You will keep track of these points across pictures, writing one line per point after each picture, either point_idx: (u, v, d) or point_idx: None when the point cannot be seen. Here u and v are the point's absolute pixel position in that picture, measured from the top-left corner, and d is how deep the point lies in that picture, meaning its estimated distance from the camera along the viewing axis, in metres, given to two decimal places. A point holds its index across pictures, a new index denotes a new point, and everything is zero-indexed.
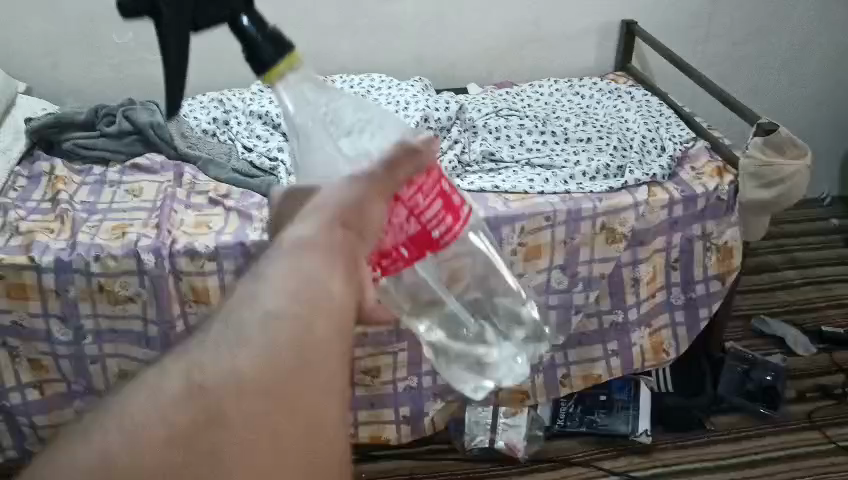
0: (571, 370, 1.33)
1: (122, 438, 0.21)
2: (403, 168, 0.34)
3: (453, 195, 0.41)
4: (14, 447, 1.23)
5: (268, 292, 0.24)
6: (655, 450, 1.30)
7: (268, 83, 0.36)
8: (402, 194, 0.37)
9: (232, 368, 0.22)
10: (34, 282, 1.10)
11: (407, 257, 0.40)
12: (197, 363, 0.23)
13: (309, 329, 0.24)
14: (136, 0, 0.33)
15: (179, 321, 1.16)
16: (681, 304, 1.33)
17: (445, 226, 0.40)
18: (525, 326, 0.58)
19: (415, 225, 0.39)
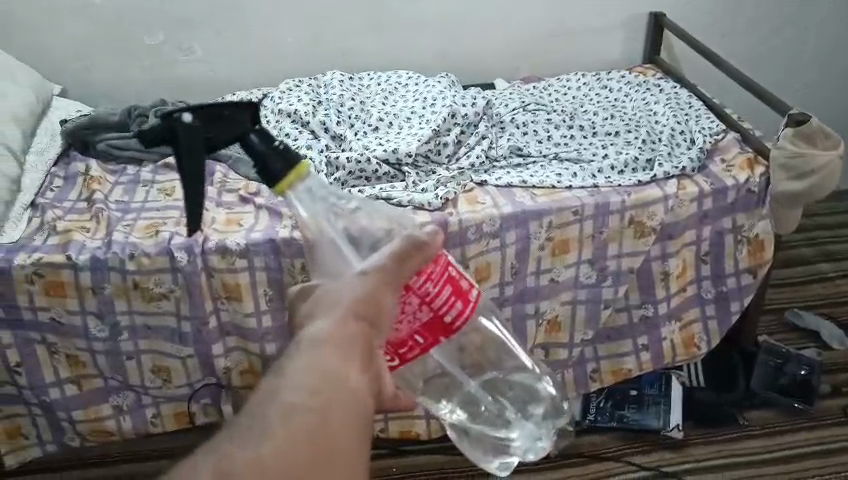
0: (601, 364, 1.32)
1: None
2: (413, 260, 0.45)
3: (461, 282, 0.52)
4: (54, 441, 1.27)
5: (289, 391, 0.35)
6: (688, 445, 1.29)
7: (282, 191, 0.49)
8: (413, 286, 0.49)
9: (260, 455, 0.32)
10: (70, 280, 1.13)
11: (423, 342, 0.51)
12: (236, 452, 0.33)
13: (324, 417, 0.34)
14: (153, 132, 0.47)
15: (212, 317, 1.19)
16: (712, 298, 1.32)
17: (457, 310, 0.51)
18: (538, 400, 0.73)
19: (429, 313, 0.50)
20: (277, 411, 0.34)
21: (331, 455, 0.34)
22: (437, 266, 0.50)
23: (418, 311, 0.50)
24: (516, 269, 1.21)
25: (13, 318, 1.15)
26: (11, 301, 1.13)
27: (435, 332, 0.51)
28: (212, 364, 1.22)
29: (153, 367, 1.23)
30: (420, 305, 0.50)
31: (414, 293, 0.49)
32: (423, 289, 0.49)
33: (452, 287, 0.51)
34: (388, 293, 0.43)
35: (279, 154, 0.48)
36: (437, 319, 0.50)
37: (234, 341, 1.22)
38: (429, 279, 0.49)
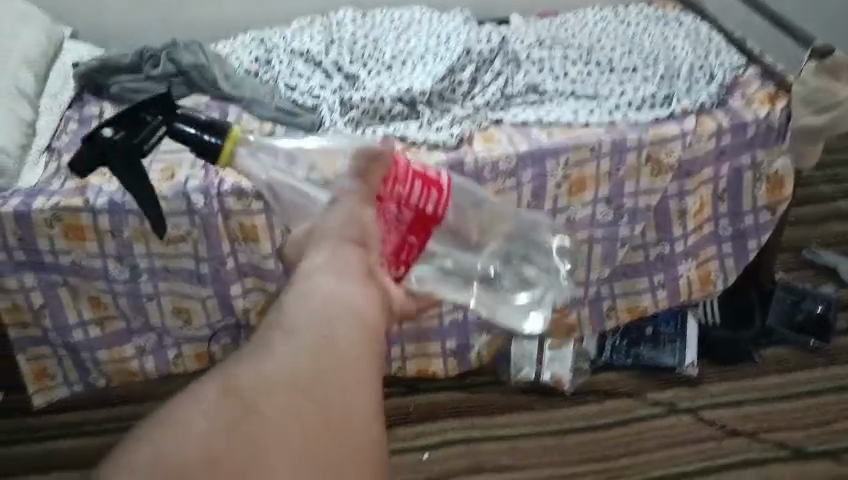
0: (617, 302, 1.33)
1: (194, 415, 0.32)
2: (375, 174, 0.59)
3: (426, 177, 0.66)
4: (80, 381, 1.29)
5: (291, 314, 0.38)
6: (703, 382, 1.30)
7: (227, 161, 0.58)
8: (391, 193, 0.62)
9: (274, 366, 0.34)
10: (89, 223, 1.14)
11: (419, 236, 0.66)
12: (248, 367, 0.34)
13: (331, 328, 0.37)
14: (93, 158, 0.59)
15: (229, 258, 1.20)
16: (729, 236, 1.31)
17: (431, 199, 0.66)
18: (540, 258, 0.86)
19: (412, 210, 0.65)
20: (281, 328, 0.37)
21: (344, 353, 0.36)
22: (399, 172, 0.63)
23: (402, 212, 0.63)
24: (532, 208, 1.21)
25: (35, 261, 1.17)
26: (33, 245, 1.15)
27: (423, 227, 0.65)
28: (231, 304, 1.24)
29: (173, 308, 1.25)
30: (400, 207, 0.63)
31: (389, 201, 0.62)
32: (398, 192, 0.62)
33: (420, 181, 0.65)
34: (362, 212, 0.52)
35: (209, 130, 0.57)
36: (421, 212, 0.65)
37: (252, 282, 1.24)
38: (397, 184, 0.62)
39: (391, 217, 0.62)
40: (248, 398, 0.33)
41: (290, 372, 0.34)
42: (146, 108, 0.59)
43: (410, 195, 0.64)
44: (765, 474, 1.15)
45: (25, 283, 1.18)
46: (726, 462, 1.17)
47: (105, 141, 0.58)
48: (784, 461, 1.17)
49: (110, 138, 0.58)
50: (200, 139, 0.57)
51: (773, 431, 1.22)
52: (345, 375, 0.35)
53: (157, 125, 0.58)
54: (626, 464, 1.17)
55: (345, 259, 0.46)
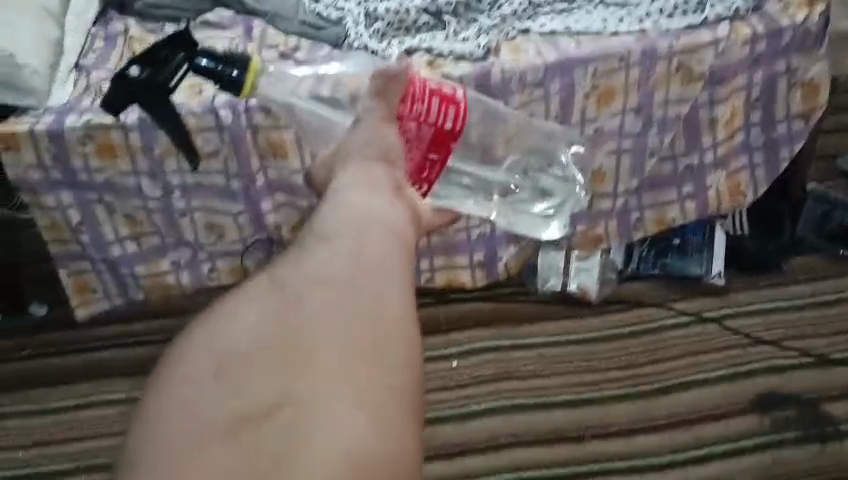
0: (645, 214, 1.32)
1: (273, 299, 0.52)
2: (395, 88, 0.74)
3: (445, 95, 0.77)
4: (121, 295, 1.34)
5: (339, 248, 0.55)
6: (730, 291, 1.32)
7: (247, 90, 0.73)
8: (409, 112, 0.74)
9: (326, 266, 0.54)
10: (121, 141, 1.16)
11: (440, 153, 0.78)
12: (301, 282, 0.53)
13: (363, 274, 0.53)
14: None
15: (259, 174, 1.22)
16: (760, 146, 1.30)
17: (451, 117, 0.77)
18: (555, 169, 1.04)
19: (432, 129, 0.76)
20: (329, 270, 0.53)
21: (369, 307, 0.51)
22: (416, 90, 0.75)
23: (422, 129, 0.76)
24: (559, 120, 1.20)
25: (71, 179, 1.19)
26: (68, 164, 1.17)
27: (442, 142, 0.77)
28: (262, 219, 1.27)
29: (206, 224, 1.27)
30: (422, 124, 0.76)
31: (409, 120, 0.75)
32: (419, 111, 0.75)
33: (438, 99, 0.77)
34: (382, 132, 0.71)
35: (233, 65, 0.73)
36: (439, 128, 0.76)
37: (282, 197, 1.26)
38: (415, 102, 0.75)
39: (412, 134, 0.75)
40: (295, 303, 0.51)
41: (340, 280, 0.53)
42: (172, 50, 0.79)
43: (430, 113, 0.76)
44: (788, 381, 1.17)
45: (63, 201, 1.21)
46: (751, 369, 1.19)
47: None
48: (808, 367, 1.19)
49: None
50: (216, 69, 0.72)
51: (799, 339, 1.23)
52: (381, 276, 0.54)
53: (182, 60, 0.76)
54: (652, 372, 1.20)
55: (346, 242, 0.56)
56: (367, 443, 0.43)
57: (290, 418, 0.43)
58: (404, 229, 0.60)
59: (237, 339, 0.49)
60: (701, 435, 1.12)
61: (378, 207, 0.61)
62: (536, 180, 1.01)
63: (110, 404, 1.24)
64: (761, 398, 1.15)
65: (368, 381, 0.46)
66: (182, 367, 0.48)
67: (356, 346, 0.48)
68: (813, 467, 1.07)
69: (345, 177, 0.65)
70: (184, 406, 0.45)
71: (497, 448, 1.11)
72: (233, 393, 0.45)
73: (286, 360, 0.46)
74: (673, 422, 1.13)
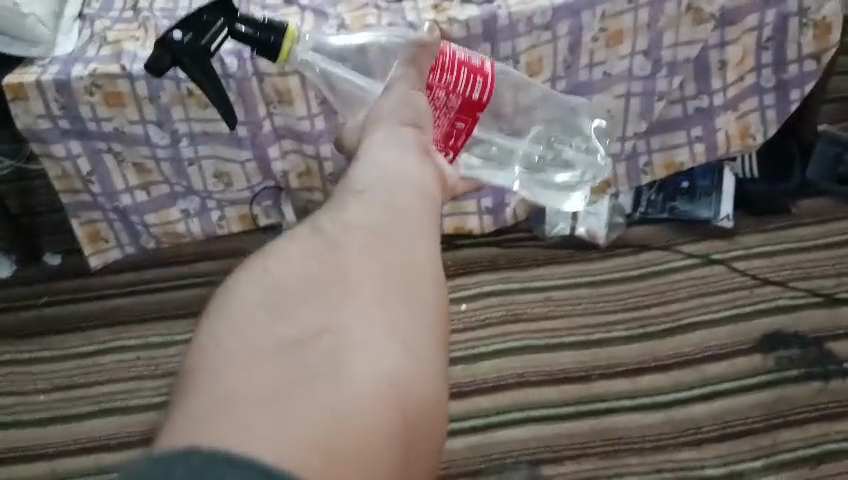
0: (654, 158, 1.32)
1: (311, 245, 0.52)
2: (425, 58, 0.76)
3: (473, 64, 0.78)
4: (131, 243, 1.36)
5: (373, 202, 0.56)
6: (738, 234, 1.31)
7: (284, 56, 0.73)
8: (438, 82, 0.76)
9: (362, 217, 0.54)
10: (127, 89, 1.15)
11: (466, 122, 0.79)
12: (337, 229, 0.54)
13: (398, 229, 0.54)
14: (166, 61, 0.88)
15: (266, 121, 1.22)
16: (771, 87, 1.28)
17: (479, 87, 0.78)
18: (578, 136, 1.06)
19: (460, 98, 0.77)
20: (365, 219, 0.54)
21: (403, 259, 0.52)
22: (445, 60, 0.76)
23: (450, 98, 0.77)
24: (567, 63, 1.19)
25: (80, 128, 1.20)
26: (75, 113, 1.17)
27: (470, 111, 0.79)
28: (270, 167, 1.28)
29: (215, 172, 1.28)
30: (452, 94, 0.77)
31: (439, 90, 0.76)
32: (448, 83, 0.76)
33: (468, 70, 0.77)
34: (414, 98, 0.72)
35: (268, 31, 0.72)
36: (468, 99, 0.78)
37: (289, 144, 1.27)
38: (444, 72, 0.76)
39: (440, 102, 0.76)
40: (333, 249, 0.52)
41: (373, 234, 0.53)
42: (207, 14, 0.83)
43: (458, 83, 0.76)
44: (793, 321, 1.18)
45: (72, 150, 1.22)
46: (758, 309, 1.20)
47: (180, 44, 0.85)
48: (816, 307, 1.20)
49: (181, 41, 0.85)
50: (255, 35, 0.72)
51: (807, 279, 1.24)
52: (412, 233, 0.54)
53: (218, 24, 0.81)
54: (658, 313, 1.21)
55: (377, 196, 0.57)
56: (405, 377, 0.44)
57: (335, 343, 0.44)
58: (432, 195, 0.61)
59: (280, 276, 0.49)
60: (707, 375, 1.13)
61: (407, 171, 0.61)
62: (559, 151, 1.01)
63: (126, 349, 1.26)
64: (767, 338, 1.16)
65: (404, 327, 0.47)
66: (231, 298, 0.48)
67: (393, 293, 0.49)
68: (818, 404, 1.08)
69: (377, 138, 0.65)
70: (234, 327, 0.45)
71: (505, 390, 1.13)
72: (280, 319, 0.45)
73: (330, 300, 0.47)
74: (680, 362, 1.15)
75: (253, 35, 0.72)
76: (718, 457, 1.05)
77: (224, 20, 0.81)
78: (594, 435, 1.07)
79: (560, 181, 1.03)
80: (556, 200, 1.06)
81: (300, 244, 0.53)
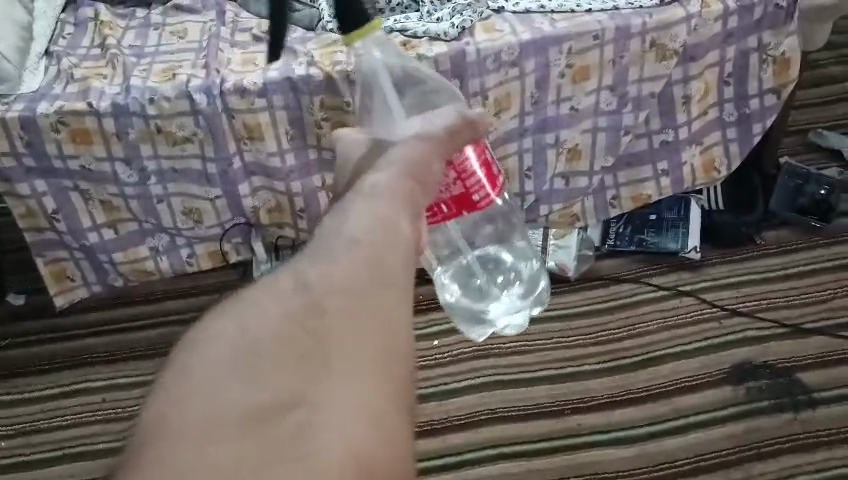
0: (621, 191, 1.34)
1: (284, 295, 0.45)
2: (464, 132, 0.68)
3: (494, 176, 0.75)
4: (98, 281, 1.34)
5: (353, 250, 0.48)
6: (706, 265, 1.33)
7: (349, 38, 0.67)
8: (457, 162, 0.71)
9: (338, 267, 0.47)
10: (95, 126, 1.14)
11: (445, 211, 0.73)
12: (313, 277, 0.46)
13: (377, 279, 0.46)
14: None
15: (236, 157, 1.22)
16: (734, 121, 1.31)
17: (483, 194, 0.74)
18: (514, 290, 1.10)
19: (461, 188, 0.72)
20: (342, 268, 0.46)
21: (381, 310, 0.44)
22: (475, 152, 0.73)
23: (455, 184, 0.71)
24: (535, 98, 1.21)
25: (45, 166, 1.18)
26: (41, 151, 1.15)
27: (461, 205, 0.73)
28: (240, 204, 1.28)
29: (184, 209, 1.27)
30: (458, 180, 0.71)
31: (455, 167, 0.71)
32: (462, 167, 0.71)
33: (485, 172, 0.74)
34: (434, 159, 0.64)
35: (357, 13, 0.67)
36: (467, 193, 0.72)
37: (259, 181, 1.26)
38: (469, 159, 0.72)
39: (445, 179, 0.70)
40: (306, 299, 0.44)
41: (353, 286, 0.45)
42: None
43: (471, 175, 0.72)
44: (762, 351, 1.19)
45: (37, 189, 1.20)
46: (727, 340, 1.22)
47: None
48: (782, 337, 1.21)
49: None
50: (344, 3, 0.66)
51: (773, 310, 1.25)
52: (393, 286, 0.46)
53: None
54: (629, 345, 1.22)
55: (360, 246, 0.49)
56: (374, 459, 0.35)
57: (296, 419, 0.36)
58: (413, 251, 0.52)
59: (246, 334, 0.41)
60: (679, 407, 1.13)
61: (394, 222, 0.52)
62: (487, 288, 1.02)
63: (91, 391, 1.23)
64: (736, 369, 1.17)
65: (377, 399, 0.38)
66: (197, 352, 0.41)
67: (368, 349, 0.40)
68: (787, 435, 1.09)
69: (370, 187, 0.56)
70: (189, 394, 0.37)
71: (478, 426, 1.13)
72: (238, 388, 0.37)
73: (297, 363, 0.39)
74: (651, 395, 1.15)
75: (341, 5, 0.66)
76: None
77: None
78: (569, 470, 1.07)
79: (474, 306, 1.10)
80: (471, 320, 1.18)
81: (274, 293, 0.45)
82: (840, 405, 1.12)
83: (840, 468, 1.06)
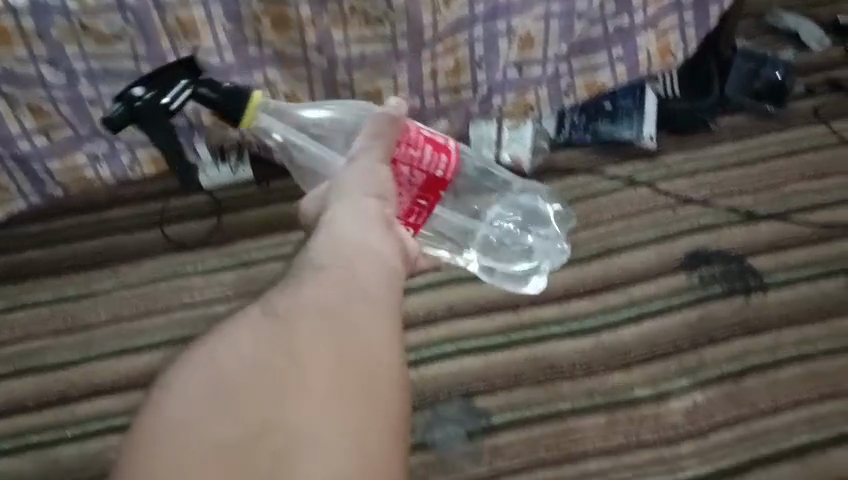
0: (575, 80, 1.29)
1: (266, 324, 0.53)
2: (392, 130, 0.75)
3: (438, 143, 0.82)
4: (36, 192, 1.27)
5: (327, 279, 0.56)
6: (661, 154, 1.33)
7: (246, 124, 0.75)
8: (403, 160, 0.79)
9: (315, 296, 0.55)
10: (13, 25, 1.06)
11: (426, 200, 0.83)
12: (291, 308, 0.54)
13: (349, 303, 0.54)
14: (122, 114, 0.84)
15: (170, 56, 1.13)
16: (690, 4, 1.26)
17: (440, 166, 0.82)
18: (531, 222, 1.15)
19: (421, 175, 0.81)
20: (316, 296, 0.55)
21: (358, 333, 0.52)
22: (410, 138, 0.79)
23: (415, 173, 0.80)
24: None
25: None
26: None
27: (433, 188, 0.82)
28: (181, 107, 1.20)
29: None
30: (414, 170, 0.80)
31: (404, 164, 0.79)
32: (411, 157, 0.80)
33: (430, 147, 0.81)
34: (380, 175, 0.70)
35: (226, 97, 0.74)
36: (429, 176, 0.81)
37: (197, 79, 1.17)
38: (410, 147, 0.79)
39: (403, 178, 0.80)
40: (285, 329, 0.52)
41: (326, 312, 0.53)
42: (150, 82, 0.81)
43: (421, 158, 0.80)
44: (716, 238, 1.20)
45: None
46: (682, 229, 1.22)
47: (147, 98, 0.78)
48: (735, 225, 1.22)
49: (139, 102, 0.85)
50: (220, 99, 0.74)
51: (727, 197, 1.26)
52: (367, 307, 0.55)
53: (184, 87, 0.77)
54: (586, 237, 1.22)
55: (332, 277, 0.57)
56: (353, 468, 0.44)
57: (281, 441, 0.44)
58: (391, 273, 0.60)
59: (237, 372, 0.49)
60: (635, 297, 1.14)
61: (365, 271, 0.58)
62: (504, 235, 1.08)
63: (39, 304, 1.19)
64: (689, 257, 1.18)
65: (355, 418, 0.47)
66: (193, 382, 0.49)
67: (343, 372, 0.49)
68: (739, 320, 1.11)
69: (337, 236, 0.62)
70: (189, 426, 0.45)
71: (437, 323, 1.13)
72: (232, 422, 0.45)
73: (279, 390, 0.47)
74: (608, 286, 1.16)
75: (216, 99, 0.74)
76: (646, 377, 1.05)
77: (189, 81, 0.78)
78: (528, 364, 1.07)
79: (507, 265, 1.14)
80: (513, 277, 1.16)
81: (258, 323, 0.54)
82: (790, 289, 1.14)
83: (787, 351, 1.07)
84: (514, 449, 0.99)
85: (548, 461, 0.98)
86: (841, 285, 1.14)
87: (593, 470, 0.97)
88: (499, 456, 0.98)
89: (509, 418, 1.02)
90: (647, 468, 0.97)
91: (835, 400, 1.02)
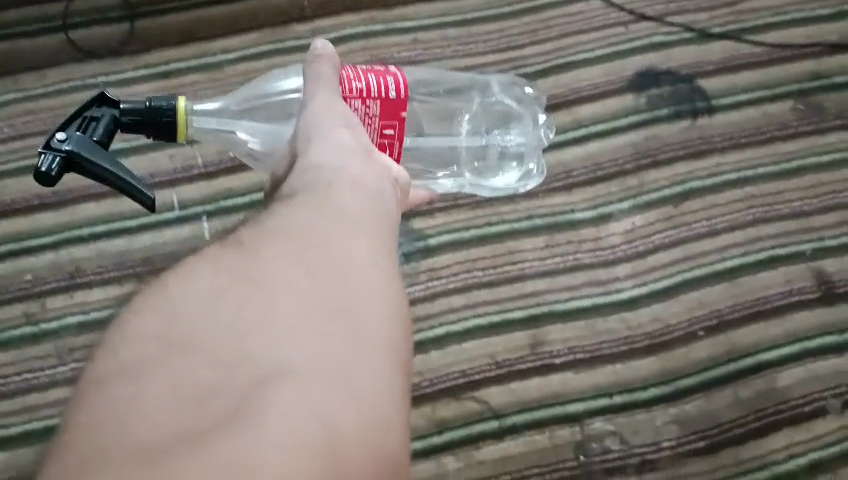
0: None
1: (231, 257, 0.45)
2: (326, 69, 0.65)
3: (380, 67, 0.69)
4: None
5: (302, 209, 0.49)
6: None
7: (183, 135, 0.67)
8: (349, 94, 0.66)
9: (287, 225, 0.47)
10: None
11: (395, 129, 0.69)
12: (260, 238, 0.47)
13: (328, 232, 0.47)
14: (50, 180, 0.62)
15: None
16: None
17: (393, 88, 0.68)
18: (510, 116, 0.98)
19: (375, 103, 0.68)
20: (289, 225, 0.47)
21: (338, 261, 0.45)
22: (346, 72, 0.67)
23: (368, 106, 0.67)
24: None
25: None
26: None
27: (395, 113, 0.68)
28: None
29: None
30: (366, 101, 0.67)
31: (351, 99, 0.67)
32: (357, 90, 0.67)
33: (374, 74, 0.68)
34: (339, 113, 0.61)
35: (154, 110, 0.66)
36: (386, 102, 0.68)
37: None
38: (350, 80, 0.67)
39: (359, 113, 0.67)
40: (254, 258, 0.45)
41: (303, 242, 0.46)
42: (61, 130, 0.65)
43: (368, 86, 0.67)
44: (666, 56, 1.15)
45: None
46: (633, 47, 1.16)
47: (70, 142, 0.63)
48: (688, 43, 1.16)
49: (63, 148, 0.63)
50: (145, 120, 0.66)
51: (681, 14, 1.19)
52: (349, 236, 0.47)
53: (106, 118, 0.66)
54: (533, 54, 1.15)
55: (308, 207, 0.49)
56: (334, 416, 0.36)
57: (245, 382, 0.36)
58: (373, 205, 0.52)
59: (198, 310, 0.41)
60: (580, 117, 1.10)
61: (345, 202, 0.50)
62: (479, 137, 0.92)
63: None
64: (637, 77, 1.13)
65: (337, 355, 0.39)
66: (143, 324, 0.41)
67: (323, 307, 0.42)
68: (683, 142, 1.08)
69: (309, 171, 0.54)
70: (134, 373, 0.37)
71: None
72: (188, 364, 0.37)
73: (245, 327, 0.39)
74: (553, 105, 1.11)
75: (141, 119, 0.66)
76: (586, 200, 1.03)
77: (108, 104, 0.67)
78: None
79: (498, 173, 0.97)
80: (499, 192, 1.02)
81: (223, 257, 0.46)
82: (737, 111, 1.11)
83: (730, 173, 1.06)
84: (450, 270, 0.98)
85: (486, 282, 0.97)
86: (785, 108, 1.11)
87: (530, 291, 0.96)
88: (436, 276, 0.97)
89: (446, 239, 1.00)
90: (584, 289, 0.97)
91: (769, 224, 1.02)
